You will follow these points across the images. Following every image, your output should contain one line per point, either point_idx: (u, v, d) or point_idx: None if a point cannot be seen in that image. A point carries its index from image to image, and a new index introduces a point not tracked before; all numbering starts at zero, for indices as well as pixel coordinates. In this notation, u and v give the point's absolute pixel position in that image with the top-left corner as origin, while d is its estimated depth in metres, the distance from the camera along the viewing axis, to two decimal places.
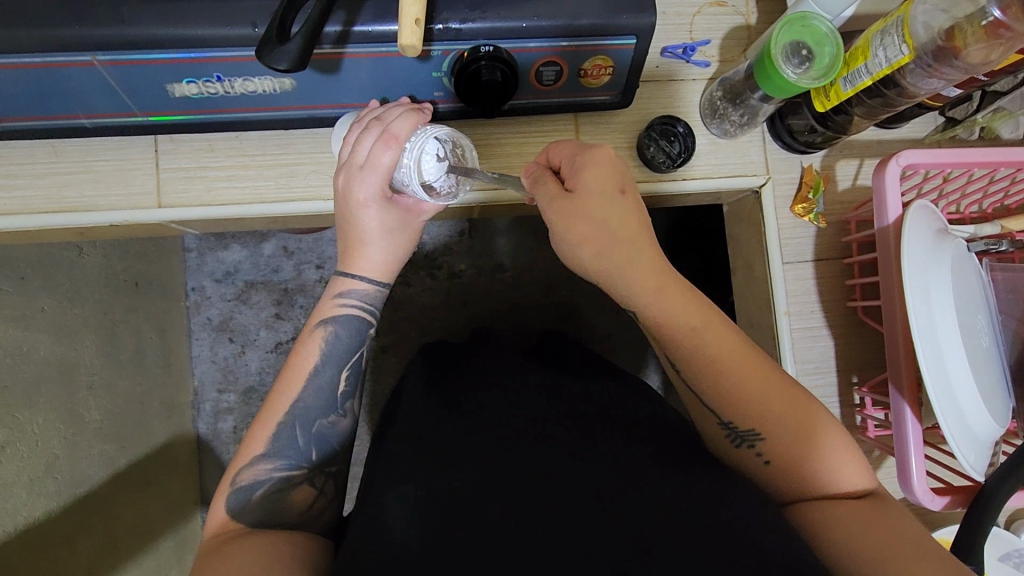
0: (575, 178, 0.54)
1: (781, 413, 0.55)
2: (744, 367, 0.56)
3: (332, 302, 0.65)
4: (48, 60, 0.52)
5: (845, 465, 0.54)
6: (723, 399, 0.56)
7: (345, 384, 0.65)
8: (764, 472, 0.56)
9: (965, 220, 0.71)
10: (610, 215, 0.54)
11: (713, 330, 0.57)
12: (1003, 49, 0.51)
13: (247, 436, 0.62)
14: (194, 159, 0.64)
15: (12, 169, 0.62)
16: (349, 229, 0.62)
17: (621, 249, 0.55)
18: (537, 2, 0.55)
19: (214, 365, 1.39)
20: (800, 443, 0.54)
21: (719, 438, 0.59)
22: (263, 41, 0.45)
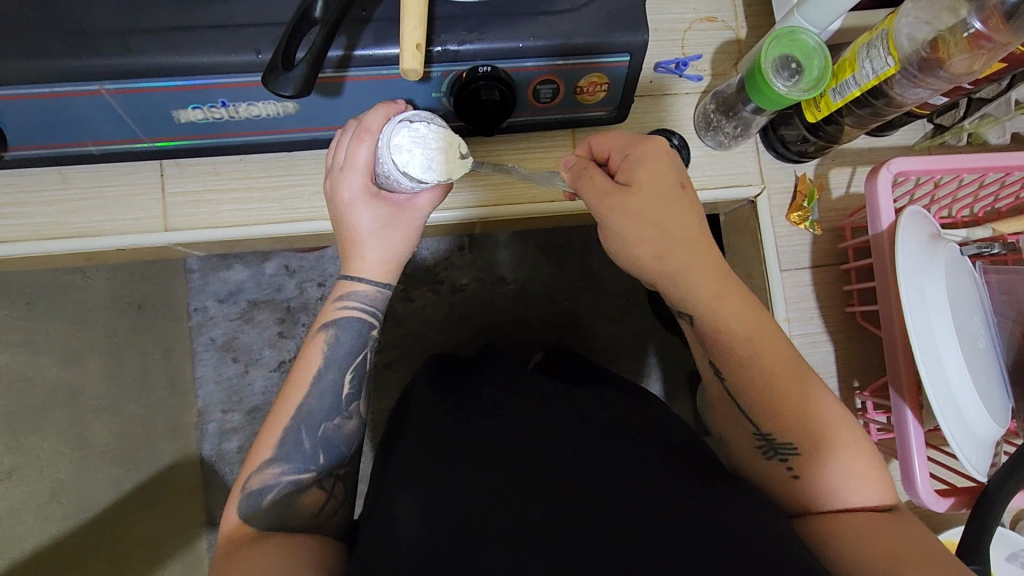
0: (625, 170, 0.56)
1: (820, 426, 0.55)
2: (788, 379, 0.56)
3: (334, 305, 0.65)
4: (57, 90, 0.53)
5: (863, 478, 0.54)
6: (757, 410, 0.57)
7: (349, 386, 0.65)
8: (790, 486, 0.56)
9: (958, 224, 0.72)
10: (666, 212, 0.55)
11: (762, 344, 0.57)
12: (984, 59, 0.53)
13: (254, 443, 0.63)
14: (199, 183, 0.66)
15: (22, 197, 0.63)
16: (344, 229, 0.63)
17: (679, 251, 0.56)
18: (532, 23, 0.57)
19: (217, 385, 1.39)
20: (833, 456, 0.55)
21: (751, 449, 0.59)
22: (268, 68, 0.47)
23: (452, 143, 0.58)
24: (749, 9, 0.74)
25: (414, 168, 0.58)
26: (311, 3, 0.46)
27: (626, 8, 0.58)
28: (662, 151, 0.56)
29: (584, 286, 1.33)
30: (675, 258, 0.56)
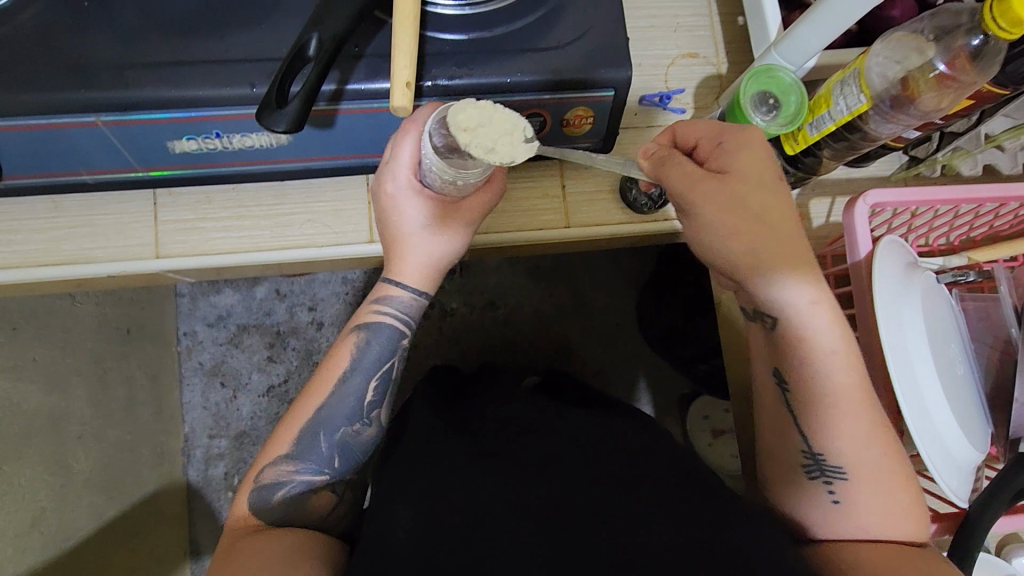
0: (722, 159, 0.54)
1: (880, 462, 0.56)
2: (867, 414, 0.56)
3: (370, 307, 0.65)
4: (53, 121, 0.54)
5: (899, 514, 0.56)
6: (821, 441, 0.57)
7: (372, 394, 0.64)
8: (825, 509, 0.58)
9: (935, 252, 0.74)
10: (761, 203, 0.53)
11: (846, 374, 0.56)
12: (951, 97, 0.55)
13: (273, 436, 0.63)
14: (192, 212, 0.66)
15: (14, 224, 0.64)
16: (388, 225, 0.62)
17: (773, 242, 0.54)
18: (519, 61, 0.60)
19: (205, 411, 1.38)
20: (882, 490, 0.56)
21: (794, 466, 0.59)
22: (263, 106, 0.49)
23: (517, 125, 0.49)
24: (729, 46, 0.77)
25: (478, 147, 0.48)
26: (305, 41, 0.48)
27: (610, 46, 0.61)
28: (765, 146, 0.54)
29: (574, 311, 1.34)
30: (772, 255, 0.54)
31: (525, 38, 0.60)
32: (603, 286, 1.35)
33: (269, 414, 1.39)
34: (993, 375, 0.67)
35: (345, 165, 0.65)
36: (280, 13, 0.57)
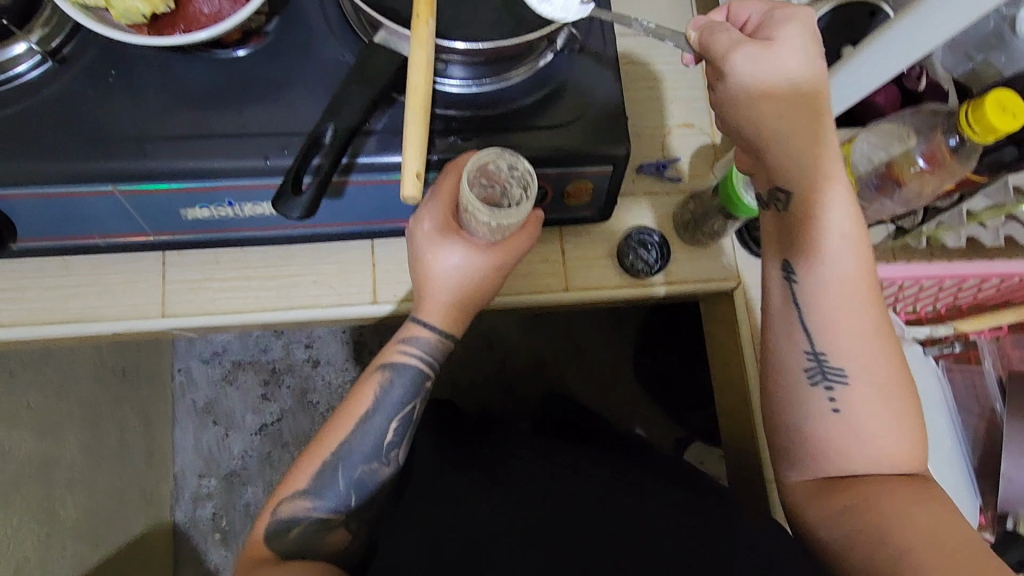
0: (774, 31, 0.48)
1: (885, 372, 0.54)
2: (870, 271, 0.53)
3: (396, 346, 0.63)
4: (70, 190, 0.56)
5: (900, 392, 0.54)
6: (827, 338, 0.54)
7: (393, 435, 0.62)
8: (824, 421, 0.54)
9: (922, 319, 0.76)
10: (800, 108, 0.49)
11: (854, 288, 0.53)
12: (932, 186, 0.58)
13: (293, 469, 0.63)
14: (199, 272, 0.68)
15: (24, 282, 0.65)
16: (419, 264, 0.60)
17: (807, 128, 0.50)
18: (522, 136, 0.62)
19: (195, 450, 1.36)
20: (870, 360, 0.54)
21: (794, 367, 0.55)
22: (279, 191, 0.52)
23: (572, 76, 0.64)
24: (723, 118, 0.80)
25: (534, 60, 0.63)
26: (321, 132, 0.51)
27: (610, 123, 0.64)
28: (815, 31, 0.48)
29: (570, 357, 1.35)
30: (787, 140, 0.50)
31: (528, 115, 0.63)
32: (599, 333, 1.37)
33: (260, 454, 1.37)
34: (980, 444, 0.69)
35: (351, 231, 0.67)
36: (294, 90, 0.59)
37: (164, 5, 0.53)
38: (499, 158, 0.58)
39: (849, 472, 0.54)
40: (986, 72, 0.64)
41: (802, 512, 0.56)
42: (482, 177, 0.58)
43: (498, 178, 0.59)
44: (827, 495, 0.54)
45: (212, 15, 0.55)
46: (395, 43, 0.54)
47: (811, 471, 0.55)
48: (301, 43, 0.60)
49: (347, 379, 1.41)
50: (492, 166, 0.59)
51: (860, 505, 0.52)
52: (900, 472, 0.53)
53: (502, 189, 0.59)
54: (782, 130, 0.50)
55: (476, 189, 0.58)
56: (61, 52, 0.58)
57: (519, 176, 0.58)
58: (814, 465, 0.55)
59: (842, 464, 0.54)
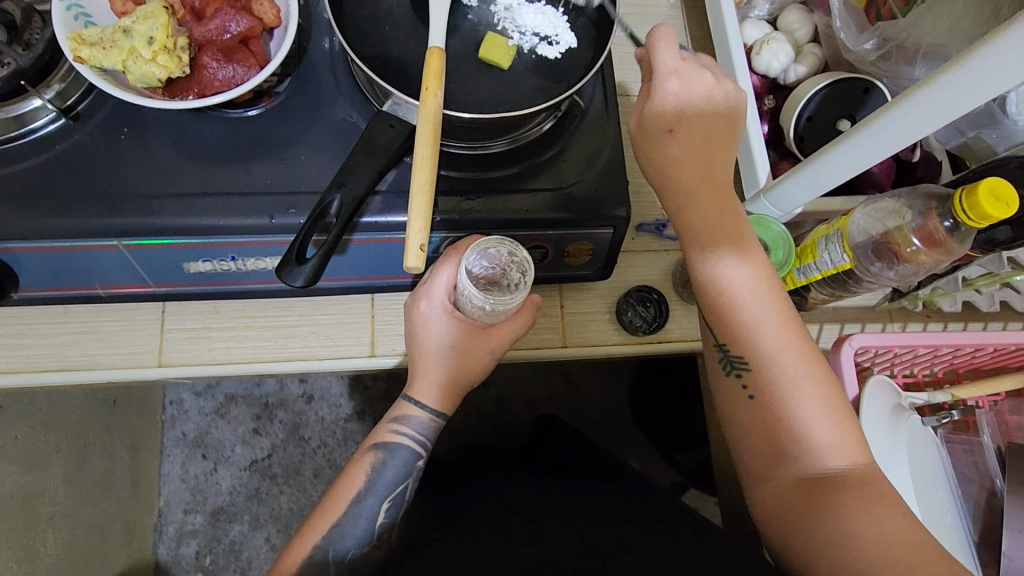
0: (655, 81, 0.56)
1: (792, 353, 0.55)
2: (767, 277, 0.57)
3: (389, 426, 0.65)
4: (77, 243, 0.56)
5: (822, 389, 0.54)
6: (732, 330, 0.56)
7: (384, 516, 0.64)
8: (746, 408, 0.55)
9: (920, 384, 0.76)
10: (689, 125, 0.56)
11: (754, 275, 0.56)
12: (926, 266, 0.59)
13: (284, 556, 0.64)
14: (199, 321, 0.68)
15: (22, 328, 0.65)
16: (416, 341, 0.63)
17: (688, 150, 0.57)
18: (524, 199, 0.63)
19: (183, 483, 1.34)
20: (797, 354, 0.55)
21: (712, 364, 0.58)
22: (282, 260, 0.52)
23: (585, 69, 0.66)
24: None
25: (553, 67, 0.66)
26: (330, 200, 0.52)
27: (610, 186, 0.65)
28: (704, 87, 0.56)
29: (566, 401, 1.34)
30: (685, 177, 0.57)
31: (529, 178, 0.65)
32: (595, 377, 1.36)
33: (249, 490, 1.35)
34: (981, 515, 0.68)
35: (352, 284, 0.67)
36: (302, 149, 0.60)
37: (180, 70, 0.54)
38: (501, 245, 0.61)
39: (808, 466, 0.52)
40: (977, 146, 0.66)
41: (775, 532, 0.54)
42: (484, 260, 0.62)
43: (499, 261, 0.62)
44: (792, 503, 0.52)
45: (225, 81, 0.56)
46: (402, 111, 0.55)
47: (772, 475, 0.54)
48: (311, 104, 0.62)
49: (341, 418, 1.39)
50: (494, 250, 0.61)
51: (828, 511, 0.50)
52: (841, 461, 0.52)
53: (502, 272, 0.62)
54: (671, 153, 0.57)
55: (476, 269, 0.62)
56: (76, 109, 0.59)
57: (518, 262, 0.61)
58: (773, 467, 0.54)
59: (804, 465, 0.53)
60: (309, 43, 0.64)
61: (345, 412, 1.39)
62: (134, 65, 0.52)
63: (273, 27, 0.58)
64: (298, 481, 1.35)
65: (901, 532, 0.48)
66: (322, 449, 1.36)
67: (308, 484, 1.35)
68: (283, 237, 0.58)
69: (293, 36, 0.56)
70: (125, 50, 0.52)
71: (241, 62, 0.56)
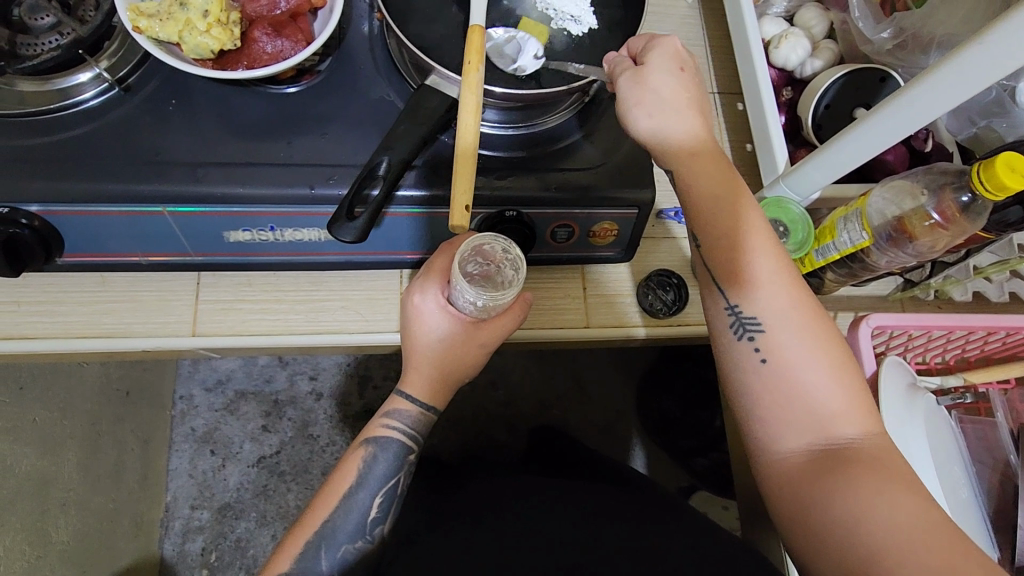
0: (646, 57, 0.60)
1: (802, 318, 0.54)
2: (775, 243, 0.56)
3: (379, 421, 0.66)
4: (124, 209, 0.58)
5: (831, 358, 0.53)
6: (743, 293, 0.55)
7: (376, 510, 0.64)
8: (758, 374, 0.54)
9: (932, 370, 0.78)
10: (679, 97, 0.59)
11: (763, 238, 0.56)
12: (944, 240, 0.61)
13: (277, 550, 0.64)
14: (232, 293, 0.70)
15: (61, 295, 0.67)
16: (409, 332, 0.63)
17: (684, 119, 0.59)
18: (553, 178, 0.65)
19: (190, 479, 1.33)
20: (805, 319, 0.55)
21: (721, 330, 0.56)
22: (334, 217, 0.56)
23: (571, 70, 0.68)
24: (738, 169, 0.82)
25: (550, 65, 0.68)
26: (378, 163, 0.57)
27: (635, 169, 0.67)
28: (677, 87, 0.59)
29: (575, 398, 1.35)
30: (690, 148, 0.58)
31: (558, 159, 0.67)
32: (604, 376, 1.38)
33: (256, 487, 1.33)
34: (993, 495, 0.69)
35: (383, 259, 0.69)
36: (341, 125, 0.62)
37: (231, 43, 0.58)
38: (495, 242, 0.61)
39: (820, 438, 0.51)
40: (987, 137, 0.69)
41: (783, 512, 0.52)
42: (477, 256, 0.61)
43: (493, 257, 0.62)
44: (802, 480, 0.51)
45: (273, 54, 0.60)
46: (443, 85, 0.61)
47: (782, 448, 0.52)
48: (349, 83, 0.65)
49: (350, 415, 1.38)
50: (488, 247, 0.61)
51: (838, 488, 0.49)
52: (851, 433, 0.51)
53: (496, 268, 0.62)
54: (665, 120, 0.59)
55: (470, 267, 0.61)
56: (127, 80, 0.62)
57: (512, 260, 0.61)
58: (782, 439, 0.53)
59: (815, 436, 0.52)
60: (349, 27, 0.67)
61: (354, 410, 1.38)
62: (190, 35, 0.56)
63: (319, 7, 0.62)
64: (306, 479, 1.34)
65: (913, 513, 0.47)
66: (331, 444, 1.36)
67: (315, 481, 1.34)
68: (322, 208, 0.60)
69: (339, 15, 0.59)
70: (181, 21, 0.56)
71: (289, 37, 0.60)
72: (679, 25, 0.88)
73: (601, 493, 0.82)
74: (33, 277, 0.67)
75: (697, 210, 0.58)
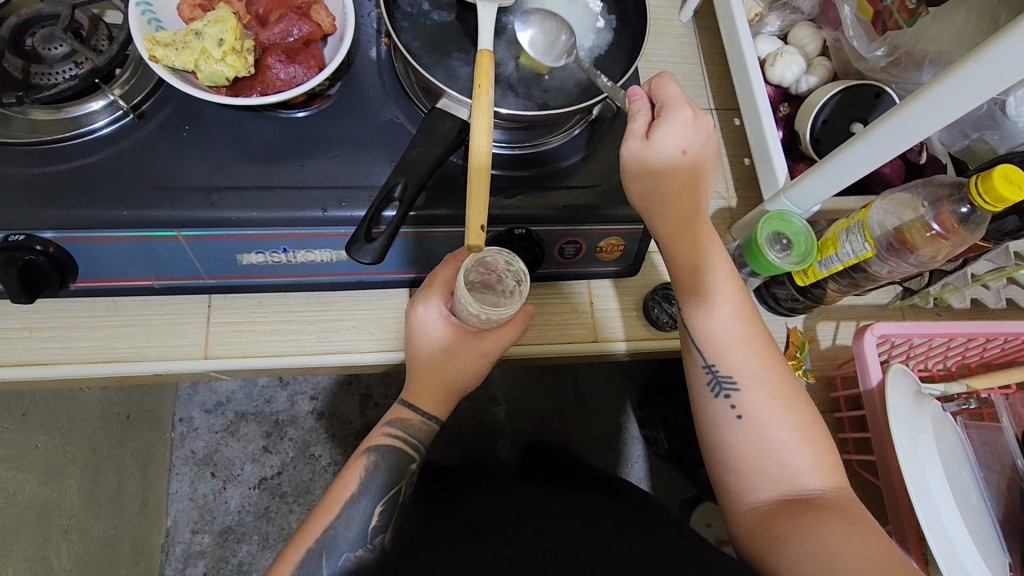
0: (659, 124, 0.55)
1: (772, 378, 0.58)
2: (745, 308, 0.60)
3: (380, 429, 0.67)
4: (139, 234, 0.59)
5: (800, 420, 0.57)
6: (719, 356, 0.59)
7: (377, 519, 0.64)
8: (733, 429, 0.57)
9: (936, 376, 0.79)
10: (681, 150, 0.55)
11: (735, 307, 0.60)
12: (944, 250, 0.63)
13: (279, 558, 0.63)
14: (244, 315, 0.70)
15: (72, 320, 0.67)
16: (411, 345, 0.64)
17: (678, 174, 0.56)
18: (561, 196, 0.66)
19: (191, 503, 1.31)
20: (776, 381, 0.58)
21: (699, 387, 0.60)
22: (353, 237, 0.57)
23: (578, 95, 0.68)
24: (738, 183, 0.84)
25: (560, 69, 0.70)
26: (393, 186, 0.58)
27: None
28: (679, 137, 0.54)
29: (577, 412, 1.36)
30: (680, 201, 0.57)
31: (564, 177, 0.68)
32: (606, 390, 1.38)
33: (258, 509, 1.32)
34: (1003, 500, 0.71)
35: (394, 278, 0.70)
36: (350, 147, 0.63)
37: (245, 69, 0.60)
38: (497, 254, 0.58)
39: (789, 491, 0.55)
40: (980, 148, 0.72)
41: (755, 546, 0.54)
42: (480, 266, 0.60)
43: (497, 267, 0.60)
44: (771, 523, 0.53)
45: (287, 80, 0.62)
46: (454, 109, 0.62)
47: (753, 498, 0.55)
48: (359, 107, 0.66)
49: (352, 434, 1.37)
50: (490, 258, 0.59)
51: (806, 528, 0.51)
52: (819, 486, 0.55)
53: (498, 277, 0.61)
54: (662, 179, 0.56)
55: (471, 275, 0.60)
56: (141, 107, 0.63)
57: (514, 272, 0.59)
58: (754, 488, 0.56)
59: (784, 487, 0.55)
60: (357, 52, 0.69)
61: (356, 429, 1.37)
62: (206, 64, 0.58)
63: (329, 33, 0.64)
64: (308, 500, 1.32)
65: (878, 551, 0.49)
66: (333, 465, 1.34)
67: (317, 502, 1.32)
68: (335, 229, 0.60)
69: (349, 42, 0.61)
70: (197, 50, 0.58)
71: (303, 63, 0.62)
72: (676, 44, 0.90)
73: (611, 507, 0.82)
74: (45, 303, 0.67)
75: (677, 277, 0.60)
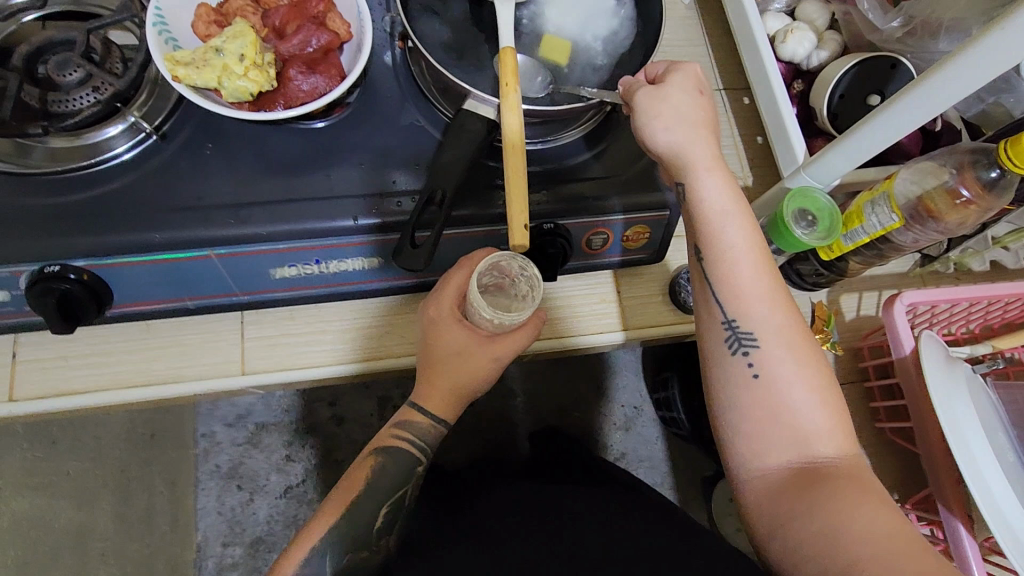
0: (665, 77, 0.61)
1: (792, 337, 0.57)
2: (762, 260, 0.59)
3: (391, 430, 0.67)
4: (172, 256, 0.58)
5: (817, 385, 0.56)
6: (740, 309, 0.57)
7: (382, 522, 0.65)
8: (748, 388, 0.56)
9: (959, 340, 0.80)
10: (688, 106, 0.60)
11: (754, 261, 0.58)
12: (970, 215, 0.63)
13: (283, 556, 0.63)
14: (276, 328, 0.70)
15: (107, 346, 0.67)
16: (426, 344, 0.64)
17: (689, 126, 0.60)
18: (587, 188, 0.66)
19: (219, 516, 1.25)
20: (793, 342, 0.57)
21: (715, 343, 0.58)
22: (399, 249, 0.57)
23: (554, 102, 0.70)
24: (754, 161, 0.84)
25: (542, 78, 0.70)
26: (433, 192, 0.58)
27: None
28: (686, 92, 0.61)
29: (597, 399, 1.37)
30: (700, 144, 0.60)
31: (588, 168, 0.68)
32: (624, 375, 1.39)
33: (287, 519, 1.27)
34: None
35: (425, 281, 0.70)
36: (374, 154, 0.63)
37: (268, 83, 0.60)
38: (513, 259, 0.60)
39: (801, 456, 0.54)
40: (996, 111, 0.73)
41: (760, 516, 0.54)
42: (493, 270, 0.61)
43: (510, 271, 0.61)
44: (783, 494, 0.53)
45: (308, 91, 0.61)
46: (480, 108, 0.62)
47: (763, 464, 0.55)
48: (378, 112, 0.66)
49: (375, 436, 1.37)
50: (503, 262, 0.60)
51: (820, 500, 0.51)
52: (829, 452, 0.54)
53: (511, 281, 0.62)
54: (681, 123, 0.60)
55: (484, 278, 0.61)
56: (162, 128, 0.62)
57: (527, 277, 0.60)
58: (765, 456, 0.55)
59: (797, 452, 0.54)
60: (372, 57, 0.68)
61: None
62: (228, 80, 0.57)
63: (345, 41, 0.64)
64: None
65: (889, 524, 0.49)
66: None
67: None
68: (367, 237, 0.60)
69: (368, 48, 0.61)
70: (218, 67, 0.58)
71: (323, 73, 0.62)
72: (682, 27, 0.90)
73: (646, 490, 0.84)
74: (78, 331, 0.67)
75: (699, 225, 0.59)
